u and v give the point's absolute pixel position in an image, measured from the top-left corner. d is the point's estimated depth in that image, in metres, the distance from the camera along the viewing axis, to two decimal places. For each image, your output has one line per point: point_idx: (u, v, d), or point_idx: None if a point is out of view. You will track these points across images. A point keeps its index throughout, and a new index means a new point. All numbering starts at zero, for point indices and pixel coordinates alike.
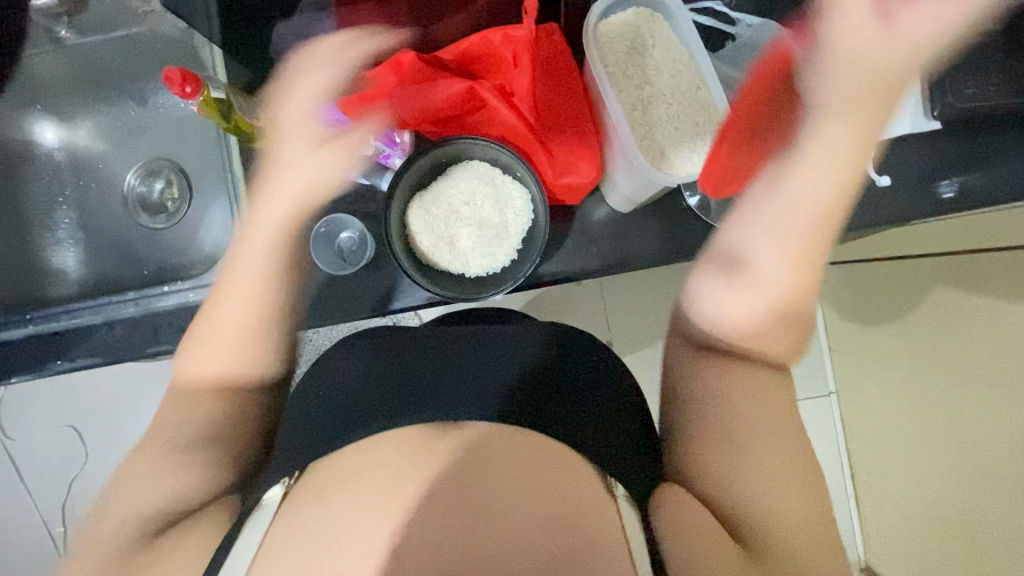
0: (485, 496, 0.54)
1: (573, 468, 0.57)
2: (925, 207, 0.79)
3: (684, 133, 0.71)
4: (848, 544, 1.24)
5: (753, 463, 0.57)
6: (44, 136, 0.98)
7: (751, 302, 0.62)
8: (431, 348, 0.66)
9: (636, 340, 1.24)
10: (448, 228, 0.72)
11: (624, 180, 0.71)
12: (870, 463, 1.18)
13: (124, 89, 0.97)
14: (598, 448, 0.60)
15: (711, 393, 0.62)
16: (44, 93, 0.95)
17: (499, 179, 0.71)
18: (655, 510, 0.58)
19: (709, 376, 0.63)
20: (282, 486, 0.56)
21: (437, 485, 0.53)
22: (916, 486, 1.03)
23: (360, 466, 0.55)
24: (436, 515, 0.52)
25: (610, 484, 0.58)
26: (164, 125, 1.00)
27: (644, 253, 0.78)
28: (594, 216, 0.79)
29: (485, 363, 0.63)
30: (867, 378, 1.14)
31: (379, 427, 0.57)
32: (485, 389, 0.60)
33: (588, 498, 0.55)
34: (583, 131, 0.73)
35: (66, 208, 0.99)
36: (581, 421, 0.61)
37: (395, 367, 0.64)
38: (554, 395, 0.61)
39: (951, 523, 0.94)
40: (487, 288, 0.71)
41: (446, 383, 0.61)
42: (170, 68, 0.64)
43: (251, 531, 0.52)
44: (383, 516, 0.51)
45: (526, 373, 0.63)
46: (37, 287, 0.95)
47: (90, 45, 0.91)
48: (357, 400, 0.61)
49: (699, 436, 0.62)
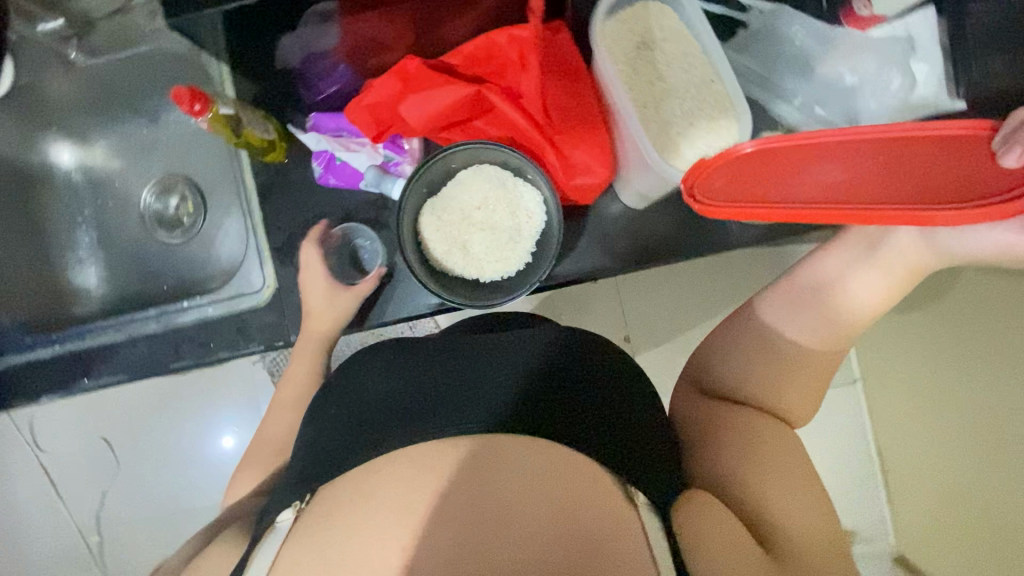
0: (495, 500, 0.50)
1: (593, 471, 0.54)
2: None
3: (700, 127, 0.69)
4: (876, 534, 1.22)
5: (782, 487, 0.59)
6: (60, 157, 0.99)
7: (817, 330, 0.69)
8: (443, 356, 0.65)
9: (654, 335, 1.23)
10: (460, 234, 0.71)
11: (645, 178, 0.70)
12: (899, 454, 1.15)
13: (135, 107, 0.98)
14: (622, 455, 0.57)
15: (741, 421, 0.64)
16: (57, 115, 0.96)
17: (511, 181, 0.70)
18: (681, 520, 0.55)
19: (733, 412, 0.66)
20: (294, 508, 0.56)
21: (449, 485, 0.51)
22: (947, 474, 1.00)
23: (372, 474, 0.54)
24: (445, 525, 0.49)
25: (632, 494, 0.55)
26: (174, 141, 1.01)
27: (659, 249, 0.77)
28: (609, 210, 0.78)
29: (497, 372, 0.61)
30: (894, 367, 1.11)
31: (391, 441, 0.55)
32: (499, 395, 0.59)
33: (608, 510, 0.51)
34: (596, 131, 0.71)
35: (86, 227, 1.01)
36: (600, 423, 0.59)
37: (410, 378, 0.62)
38: (569, 402, 0.59)
39: (982, 511, 0.92)
40: (503, 292, 0.71)
41: (460, 391, 0.60)
42: (178, 87, 0.64)
43: (269, 546, 0.53)
44: (391, 527, 0.49)
45: (539, 376, 0.61)
46: (61, 306, 0.97)
47: (99, 66, 0.93)
48: (374, 413, 0.59)
49: (729, 450, 0.62)
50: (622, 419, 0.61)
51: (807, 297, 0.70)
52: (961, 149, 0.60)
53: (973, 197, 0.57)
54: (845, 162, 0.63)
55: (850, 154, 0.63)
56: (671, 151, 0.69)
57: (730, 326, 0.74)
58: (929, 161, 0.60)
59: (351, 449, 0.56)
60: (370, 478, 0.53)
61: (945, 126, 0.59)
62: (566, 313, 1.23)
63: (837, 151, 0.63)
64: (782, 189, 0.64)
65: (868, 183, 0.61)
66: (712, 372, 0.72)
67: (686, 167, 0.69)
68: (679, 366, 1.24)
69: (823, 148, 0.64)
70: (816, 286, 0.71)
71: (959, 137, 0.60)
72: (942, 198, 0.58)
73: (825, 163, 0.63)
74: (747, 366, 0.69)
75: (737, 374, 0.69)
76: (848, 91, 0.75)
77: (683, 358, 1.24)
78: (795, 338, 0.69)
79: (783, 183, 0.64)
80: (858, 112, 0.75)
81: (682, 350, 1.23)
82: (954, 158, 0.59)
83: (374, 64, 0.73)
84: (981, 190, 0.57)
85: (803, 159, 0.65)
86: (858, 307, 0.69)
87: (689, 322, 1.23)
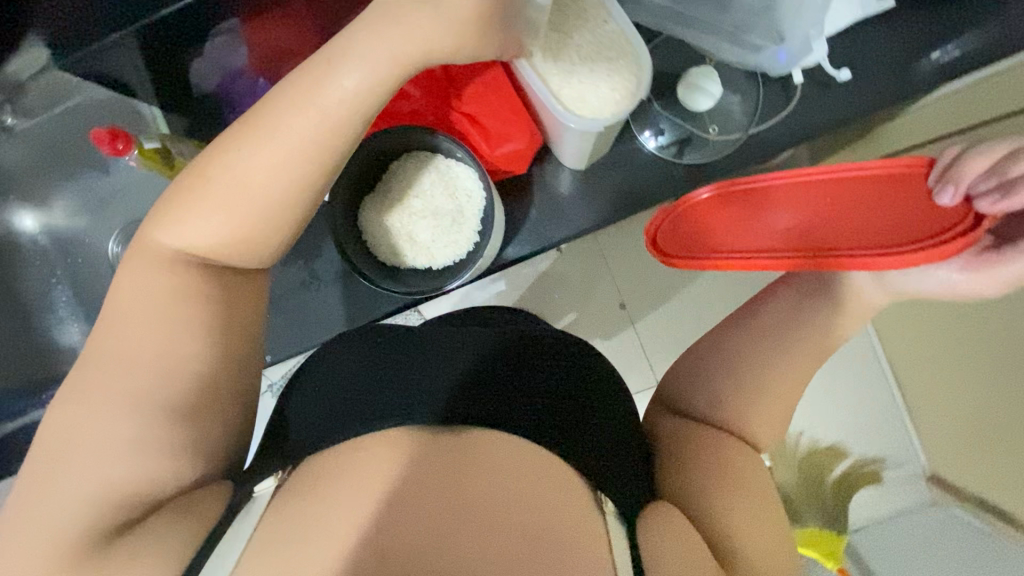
0: (469, 501, 0.49)
1: (551, 465, 0.54)
2: (913, 83, 0.87)
3: (604, 68, 0.70)
4: (907, 457, 1.19)
5: (736, 510, 0.57)
6: (23, 224, 1.02)
7: (791, 322, 0.66)
8: (383, 352, 0.60)
9: (649, 298, 1.22)
10: (407, 226, 0.77)
11: (565, 141, 0.78)
12: (917, 373, 1.13)
13: (85, 161, 1.02)
14: (575, 436, 0.57)
15: (705, 438, 0.63)
16: (11, 183, 0.99)
17: (443, 166, 0.77)
18: (640, 528, 0.53)
19: (701, 431, 0.64)
20: (275, 478, 0.55)
21: (419, 485, 0.49)
22: (971, 373, 0.97)
23: (340, 470, 0.51)
24: (411, 513, 0.47)
25: (600, 501, 0.55)
26: (129, 188, 1.04)
27: (596, 211, 0.92)
28: (556, 185, 0.91)
29: (435, 376, 0.57)
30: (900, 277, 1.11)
31: (333, 443, 0.54)
32: (445, 391, 0.56)
33: (571, 510, 0.51)
34: (511, 103, 0.83)
35: (61, 287, 1.03)
36: (553, 407, 0.58)
37: (354, 382, 0.58)
38: (521, 389, 0.58)
39: (1013, 395, 0.89)
40: (455, 274, 0.77)
41: (402, 392, 0.56)
42: (97, 129, 0.70)
43: (243, 523, 0.50)
44: (363, 520, 0.47)
45: (490, 373, 0.58)
46: (50, 366, 0.98)
47: (33, 127, 0.95)
48: (321, 416, 0.57)
49: (694, 467, 0.61)
50: (578, 395, 0.60)
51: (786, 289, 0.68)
52: (914, 189, 0.54)
53: (925, 235, 0.49)
54: (794, 210, 0.59)
55: (801, 199, 0.59)
56: (585, 105, 0.70)
57: (724, 326, 0.71)
58: (878, 202, 0.54)
59: (317, 443, 0.55)
60: (346, 459, 0.52)
61: (886, 160, 0.55)
62: (557, 291, 1.22)
63: (792, 197, 0.60)
64: (738, 238, 0.61)
65: (817, 228, 0.56)
66: (682, 387, 0.70)
67: (597, 114, 0.70)
68: (680, 324, 1.22)
69: (780, 194, 0.61)
70: (794, 293, 0.68)
71: (902, 173, 0.55)
72: (906, 237, 0.50)
73: (779, 209, 0.60)
74: (719, 384, 0.66)
75: (709, 396, 0.66)
76: (769, 11, 0.80)
77: (681, 316, 1.22)
78: (788, 326, 0.66)
79: (736, 235, 0.62)
80: (785, 30, 0.80)
81: (679, 307, 1.22)
82: (903, 197, 0.54)
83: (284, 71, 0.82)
84: (938, 229, 0.50)
85: (762, 205, 0.62)
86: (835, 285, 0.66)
87: (683, 278, 1.22)
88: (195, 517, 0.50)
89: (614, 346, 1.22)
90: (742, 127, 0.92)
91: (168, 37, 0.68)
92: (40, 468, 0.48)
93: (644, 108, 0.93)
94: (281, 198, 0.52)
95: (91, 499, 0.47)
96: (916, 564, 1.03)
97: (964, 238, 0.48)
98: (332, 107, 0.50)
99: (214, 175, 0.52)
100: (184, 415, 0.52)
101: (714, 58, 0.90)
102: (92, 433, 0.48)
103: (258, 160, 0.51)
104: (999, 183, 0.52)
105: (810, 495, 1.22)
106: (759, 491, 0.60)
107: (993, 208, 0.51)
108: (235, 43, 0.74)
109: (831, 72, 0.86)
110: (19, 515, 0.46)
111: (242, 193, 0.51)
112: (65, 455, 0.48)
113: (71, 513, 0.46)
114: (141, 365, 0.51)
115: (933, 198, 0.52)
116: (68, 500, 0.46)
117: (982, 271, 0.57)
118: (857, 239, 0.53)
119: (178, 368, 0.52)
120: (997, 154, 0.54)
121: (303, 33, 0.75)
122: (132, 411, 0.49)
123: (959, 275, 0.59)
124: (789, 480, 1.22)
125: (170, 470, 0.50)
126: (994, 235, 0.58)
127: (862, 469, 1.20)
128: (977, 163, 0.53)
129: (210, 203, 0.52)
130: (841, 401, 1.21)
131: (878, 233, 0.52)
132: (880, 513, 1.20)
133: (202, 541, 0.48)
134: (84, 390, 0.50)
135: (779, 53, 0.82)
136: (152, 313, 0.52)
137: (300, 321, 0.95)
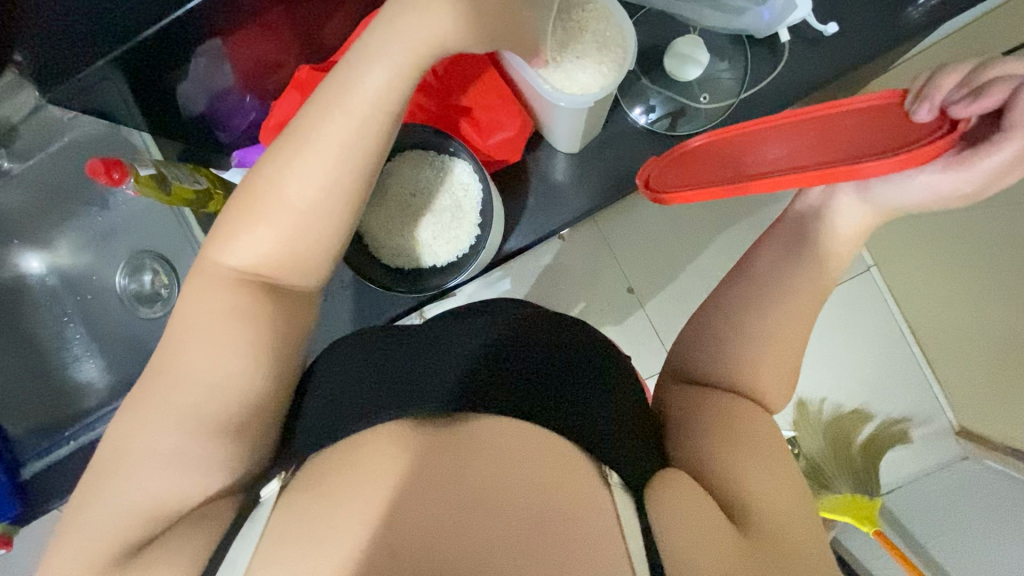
0: (477, 487, 0.49)
1: (563, 447, 0.54)
2: (901, 30, 0.86)
3: (592, 44, 0.70)
4: (933, 412, 1.18)
5: (751, 474, 0.56)
6: (31, 267, 1.05)
7: (802, 278, 0.65)
8: (390, 347, 0.61)
9: (657, 280, 1.21)
10: (408, 226, 0.79)
11: (561, 125, 0.79)
12: (935, 323, 1.11)
13: (85, 198, 1.04)
14: (582, 414, 0.56)
15: (715, 404, 0.63)
16: (17, 227, 1.03)
17: (439, 160, 0.79)
18: (649, 503, 0.53)
19: (709, 396, 0.64)
20: (278, 480, 0.53)
21: (424, 473, 0.50)
22: (991, 314, 0.97)
23: (350, 465, 0.51)
24: (425, 501, 0.48)
25: (604, 474, 0.54)
26: (129, 220, 1.05)
27: (592, 196, 0.93)
28: (551, 172, 0.92)
29: (442, 366, 0.57)
30: (907, 231, 1.11)
31: (347, 434, 0.54)
32: (454, 380, 0.56)
33: (581, 491, 0.50)
34: (499, 91, 0.83)
35: (73, 324, 1.05)
36: (560, 389, 0.57)
37: (364, 374, 0.58)
38: (525, 373, 0.57)
39: None
40: (460, 268, 0.79)
41: (410, 380, 0.57)
42: (92, 161, 0.74)
43: (249, 530, 0.49)
44: (373, 511, 0.47)
45: (494, 360, 0.58)
46: (71, 404, 1.01)
47: (31, 167, 1.01)
48: (333, 407, 0.57)
49: (706, 432, 0.60)
50: (587, 376, 0.60)
51: (784, 243, 0.67)
52: (887, 116, 0.53)
53: (900, 146, 0.48)
54: (782, 143, 0.56)
55: (786, 132, 0.56)
56: (574, 80, 0.70)
57: (729, 283, 0.69)
58: (857, 129, 0.52)
59: (326, 441, 0.55)
60: (353, 455, 0.52)
61: (862, 96, 0.54)
62: (564, 281, 1.21)
63: (778, 133, 0.56)
64: (727, 171, 0.57)
65: (803, 152, 0.53)
66: (690, 356, 0.69)
67: (586, 90, 0.70)
68: (692, 299, 1.21)
69: (767, 131, 0.58)
70: (792, 244, 0.67)
71: (877, 108, 0.54)
72: (882, 151, 0.48)
73: (767, 143, 0.57)
74: (731, 337, 0.66)
75: (717, 364, 0.66)
76: None
77: (692, 293, 1.21)
78: (797, 276, 0.65)
79: (728, 170, 0.57)
80: None
81: (688, 284, 1.22)
82: (882, 126, 0.52)
83: (274, 83, 0.85)
84: (914, 139, 0.49)
85: (748, 144, 0.58)
86: (840, 234, 0.66)
87: (690, 256, 1.22)
88: (223, 527, 0.51)
89: (628, 332, 1.21)
90: (732, 93, 0.92)
91: (156, 61, 0.66)
92: (96, 484, 0.52)
93: (634, 84, 0.93)
94: (324, 212, 0.53)
95: (139, 505, 0.51)
96: (955, 521, 1.00)
97: (941, 142, 0.48)
98: (357, 96, 0.51)
99: (257, 186, 0.54)
100: (219, 425, 0.53)
101: (697, 28, 0.91)
102: (134, 445, 0.52)
103: (290, 172, 0.52)
104: (972, 92, 0.52)
105: (839, 460, 1.17)
106: (778, 456, 0.59)
107: (972, 110, 0.51)
108: (219, 62, 0.73)
109: (818, 28, 0.86)
110: (79, 525, 0.50)
111: (286, 208, 0.52)
112: (116, 469, 0.52)
113: (121, 521, 0.50)
114: (178, 383, 0.53)
115: (909, 116, 0.52)
116: (121, 507, 0.50)
117: (964, 169, 0.56)
118: (836, 156, 0.50)
119: (210, 382, 0.53)
120: (965, 69, 0.54)
121: (285, 46, 0.79)
122: (166, 424, 0.52)
123: (940, 175, 0.58)
124: (816, 446, 1.18)
125: (199, 475, 0.53)
126: (966, 138, 0.57)
127: (889, 428, 1.18)
128: (950, 77, 0.54)
129: (255, 220, 0.54)
130: (859, 359, 1.20)
131: (861, 151, 0.50)
132: (908, 472, 1.18)
133: (225, 541, 0.49)
134: (123, 410, 0.53)
135: (764, 12, 0.83)
136: (176, 331, 0.54)
137: (316, 334, 0.97)
